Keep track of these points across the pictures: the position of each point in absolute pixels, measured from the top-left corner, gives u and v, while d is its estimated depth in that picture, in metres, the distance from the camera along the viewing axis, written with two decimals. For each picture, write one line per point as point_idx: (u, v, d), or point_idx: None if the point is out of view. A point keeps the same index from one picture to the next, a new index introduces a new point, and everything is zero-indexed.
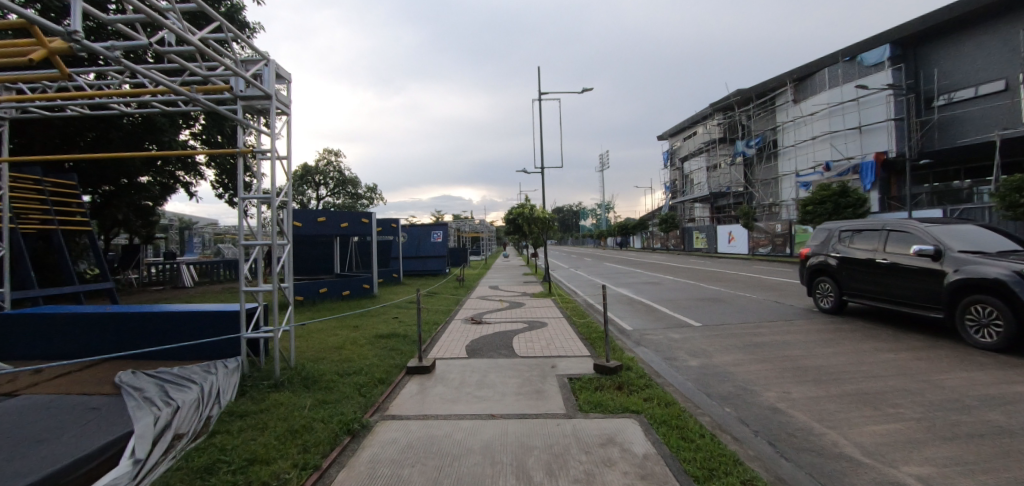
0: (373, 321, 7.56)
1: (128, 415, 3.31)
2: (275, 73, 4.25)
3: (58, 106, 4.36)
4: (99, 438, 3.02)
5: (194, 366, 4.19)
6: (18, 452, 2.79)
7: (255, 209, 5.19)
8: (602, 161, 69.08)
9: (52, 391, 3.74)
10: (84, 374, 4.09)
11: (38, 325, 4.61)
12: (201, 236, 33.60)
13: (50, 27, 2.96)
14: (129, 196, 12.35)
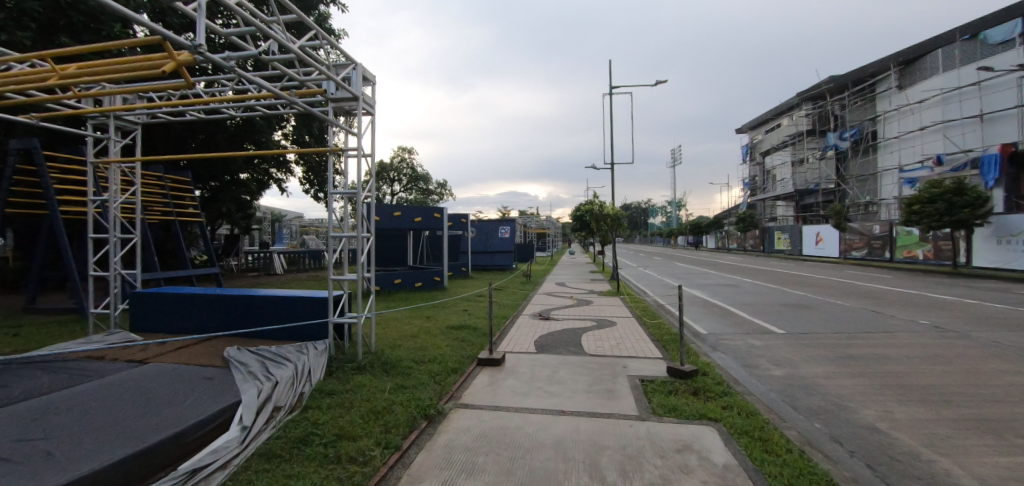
0: (445, 312, 7.83)
1: (236, 385, 3.73)
2: (362, 75, 4.46)
3: (180, 111, 4.88)
4: (217, 403, 3.46)
5: (289, 345, 4.57)
6: (154, 411, 3.26)
7: (340, 205, 5.45)
8: (673, 156, 66.17)
9: (175, 361, 4.23)
10: (200, 347, 4.59)
11: (163, 303, 5.26)
12: (291, 228, 36.78)
13: (180, 42, 3.29)
14: (233, 191, 13.70)
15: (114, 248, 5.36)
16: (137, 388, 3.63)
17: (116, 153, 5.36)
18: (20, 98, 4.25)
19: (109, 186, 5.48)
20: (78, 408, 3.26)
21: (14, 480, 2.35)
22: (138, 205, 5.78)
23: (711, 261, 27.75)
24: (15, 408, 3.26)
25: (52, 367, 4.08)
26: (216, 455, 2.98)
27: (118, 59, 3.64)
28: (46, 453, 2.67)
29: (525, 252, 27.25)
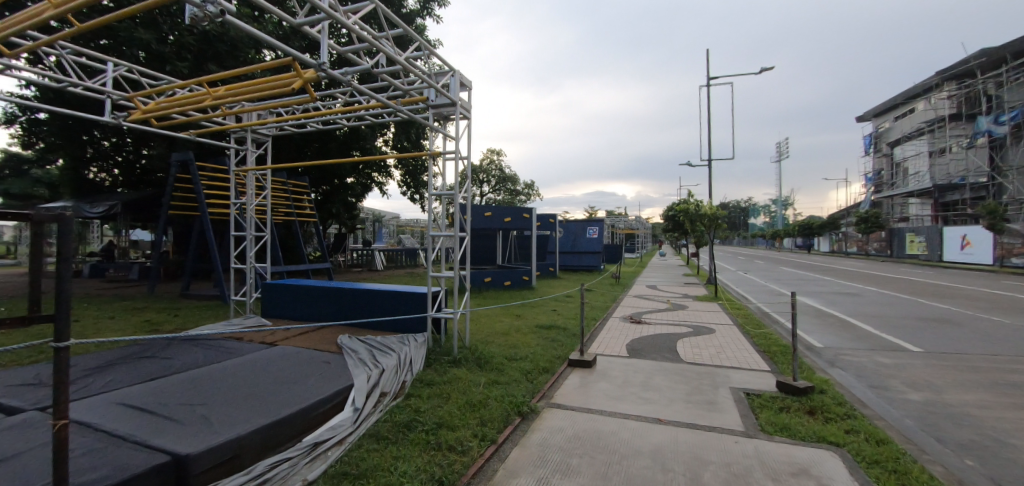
0: (535, 312, 7.93)
1: (350, 369, 4.11)
2: (460, 81, 4.64)
3: (303, 123, 5.47)
4: (334, 384, 3.85)
5: (393, 336, 4.92)
6: (284, 387, 3.72)
7: (435, 206, 5.68)
8: (779, 150, 60.35)
9: (299, 345, 4.76)
10: (318, 333, 5.11)
11: (288, 293, 5.94)
12: (389, 227, 39.84)
13: (307, 61, 3.64)
14: (342, 194, 15.06)
15: (249, 244, 6.16)
16: (270, 365, 4.19)
17: (252, 162, 6.15)
18: (182, 117, 5.03)
19: (246, 190, 6.34)
20: (225, 380, 3.82)
21: (184, 438, 2.88)
22: (268, 207, 6.59)
23: (824, 266, 24.88)
24: (183, 374, 3.95)
25: (205, 344, 4.81)
26: (333, 432, 3.38)
27: (254, 80, 4.14)
28: (206, 416, 3.21)
29: (612, 252, 26.63)
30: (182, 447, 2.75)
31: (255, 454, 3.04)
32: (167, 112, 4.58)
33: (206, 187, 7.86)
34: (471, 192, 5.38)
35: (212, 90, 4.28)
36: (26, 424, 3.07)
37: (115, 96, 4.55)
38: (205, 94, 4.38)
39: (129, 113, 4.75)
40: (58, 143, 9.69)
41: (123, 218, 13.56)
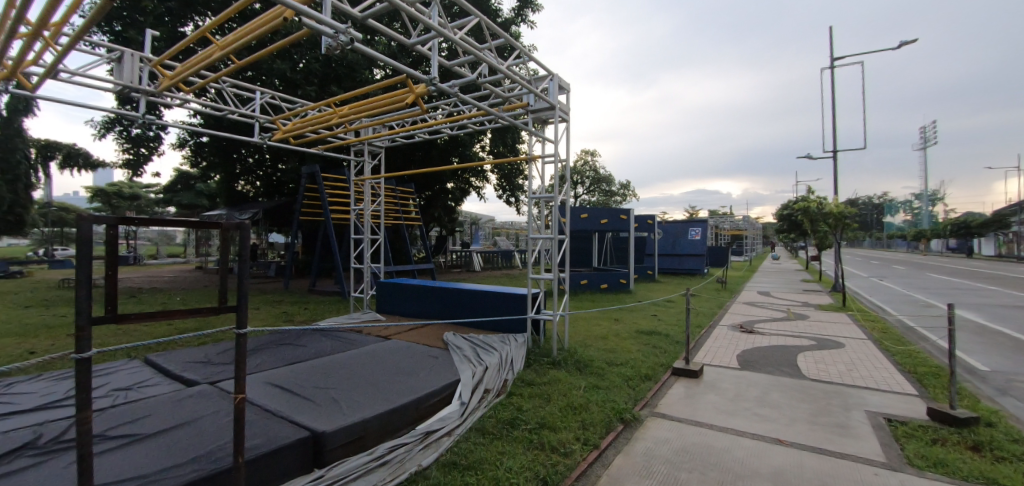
0: (635, 316, 7.75)
1: (457, 365, 4.37)
2: (559, 85, 4.69)
3: (412, 134, 5.92)
4: (443, 377, 4.11)
5: (495, 336, 5.14)
6: (400, 377, 4.08)
7: (531, 208, 5.73)
8: (925, 135, 51.11)
9: (411, 339, 5.20)
10: (427, 329, 5.53)
11: (399, 292, 6.51)
12: (485, 229, 41.48)
13: (419, 77, 3.88)
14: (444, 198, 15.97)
15: (366, 247, 6.88)
16: (386, 356, 4.62)
17: (368, 171, 6.80)
18: (313, 135, 5.73)
19: (363, 198, 7.05)
20: (351, 367, 4.30)
21: (319, 416, 3.33)
22: (381, 212, 7.27)
23: (990, 273, 20.62)
24: (316, 359, 4.53)
25: (332, 334, 5.46)
26: (443, 423, 3.65)
27: (370, 98, 4.57)
28: (335, 398, 3.65)
29: (717, 255, 24.79)
30: (318, 425, 3.19)
31: (375, 437, 3.41)
32: (302, 131, 5.22)
33: (330, 195, 8.91)
34: (571, 194, 5.34)
35: (337, 110, 4.82)
36: (202, 394, 3.72)
37: (262, 120, 5.31)
38: (331, 113, 4.95)
39: (272, 133, 5.53)
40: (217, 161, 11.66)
41: (263, 223, 15.92)
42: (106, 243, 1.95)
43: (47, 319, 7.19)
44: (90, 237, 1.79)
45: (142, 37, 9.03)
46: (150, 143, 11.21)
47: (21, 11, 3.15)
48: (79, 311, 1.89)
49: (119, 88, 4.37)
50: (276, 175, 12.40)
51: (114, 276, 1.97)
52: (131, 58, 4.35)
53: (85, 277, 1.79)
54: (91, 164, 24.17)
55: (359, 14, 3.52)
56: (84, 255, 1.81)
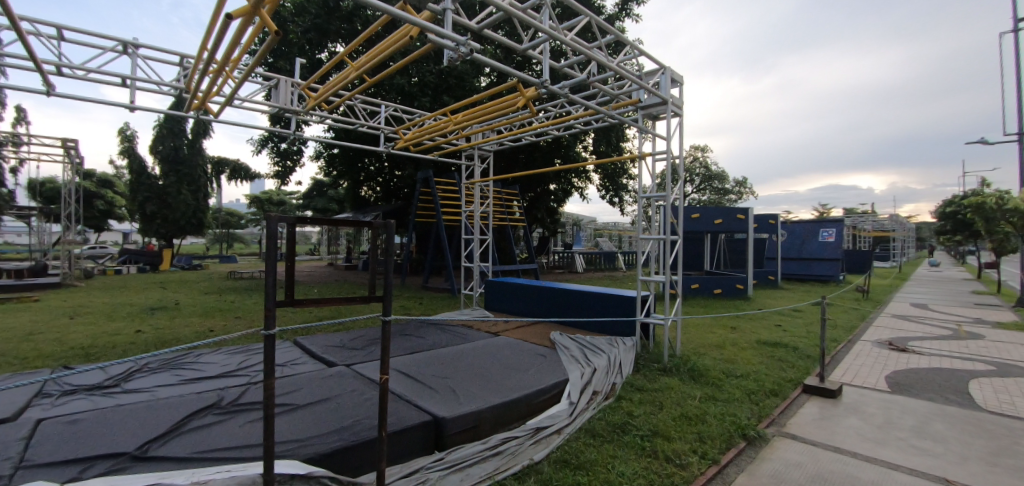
0: (755, 325, 7.16)
1: (565, 365, 4.42)
2: (670, 78, 4.60)
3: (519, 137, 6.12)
4: (552, 376, 4.19)
5: (603, 339, 5.12)
6: (511, 372, 4.25)
7: (639, 209, 5.52)
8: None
9: (520, 335, 5.43)
10: (535, 326, 5.75)
11: (505, 291, 6.80)
12: (583, 230, 41.15)
13: (531, 81, 4.03)
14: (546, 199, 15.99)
15: (476, 247, 7.35)
16: (496, 351, 4.84)
17: (478, 174, 7.20)
18: (430, 142, 6.22)
19: (473, 200, 7.48)
20: (466, 359, 4.58)
21: (439, 403, 3.60)
22: (488, 213, 7.67)
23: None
24: (434, 349, 4.89)
25: (447, 326, 5.86)
26: (553, 420, 3.70)
27: (481, 105, 4.81)
28: (453, 387, 3.89)
29: (856, 261, 21.50)
30: (438, 411, 3.44)
31: (489, 427, 3.58)
32: (420, 139, 5.69)
33: (440, 199, 9.62)
34: (686, 195, 5.01)
35: (452, 118, 5.16)
36: (340, 375, 4.21)
37: (387, 131, 5.87)
38: (446, 122, 5.31)
39: (395, 142, 6.11)
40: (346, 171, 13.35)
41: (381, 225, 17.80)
42: (288, 240, 2.35)
43: (225, 304, 8.81)
44: (276, 234, 2.16)
45: (292, 65, 10.67)
46: (296, 157, 13.10)
47: (211, 52, 3.85)
48: (268, 294, 2.28)
49: (276, 110, 5.10)
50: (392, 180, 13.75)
51: (292, 267, 2.34)
52: (284, 84, 5.07)
53: (271, 268, 2.17)
54: (249, 176, 28.98)
55: (476, 26, 3.74)
56: (272, 249, 2.19)
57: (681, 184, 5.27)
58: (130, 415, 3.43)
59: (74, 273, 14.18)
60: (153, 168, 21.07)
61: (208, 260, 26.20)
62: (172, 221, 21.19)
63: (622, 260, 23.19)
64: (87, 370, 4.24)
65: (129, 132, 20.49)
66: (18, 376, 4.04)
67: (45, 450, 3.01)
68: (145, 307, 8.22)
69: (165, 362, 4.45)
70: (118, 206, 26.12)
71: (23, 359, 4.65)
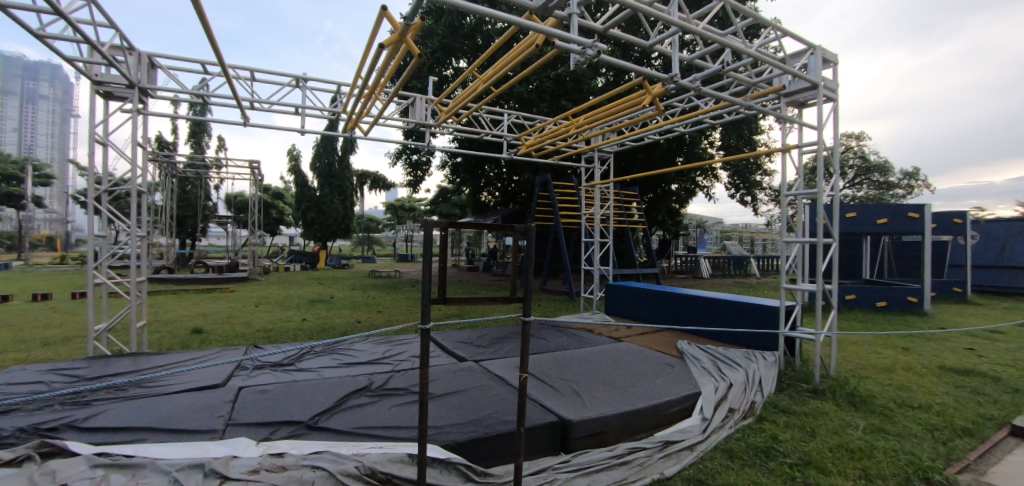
0: (942, 348, 5.98)
1: (697, 379, 4.33)
2: (821, 59, 4.47)
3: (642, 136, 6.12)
4: (680, 390, 4.08)
5: (739, 352, 5.01)
6: (640, 382, 4.24)
7: (782, 209, 4.98)
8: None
9: (643, 343, 5.58)
10: (657, 335, 5.91)
11: (632, 297, 7.12)
12: (707, 233, 38.49)
13: (659, 76, 4.11)
14: (667, 199, 15.36)
15: (596, 251, 7.54)
16: (622, 358, 4.86)
17: (598, 176, 7.39)
18: (550, 146, 6.48)
19: (594, 202, 7.60)
20: (592, 364, 4.70)
21: (566, 405, 3.66)
22: (609, 217, 7.78)
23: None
24: (558, 349, 5.08)
25: (567, 329, 6.00)
26: (683, 435, 3.55)
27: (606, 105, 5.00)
28: (578, 391, 3.96)
29: None
30: (564, 413, 3.48)
31: (616, 434, 3.54)
32: (541, 145, 5.99)
33: (559, 203, 9.90)
34: (844, 191, 4.42)
35: (574, 120, 5.42)
36: (469, 369, 4.49)
37: (508, 137, 6.12)
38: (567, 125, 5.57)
39: (517, 149, 6.40)
40: (467, 178, 14.42)
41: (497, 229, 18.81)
42: (439, 242, 2.52)
43: (369, 299, 10.02)
44: (430, 238, 2.35)
45: (423, 83, 11.90)
46: (421, 173, 14.53)
47: (364, 79, 4.39)
48: (424, 292, 2.48)
49: (413, 125, 5.65)
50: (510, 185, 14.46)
51: (444, 268, 2.53)
52: (419, 101, 5.57)
53: (427, 270, 2.37)
54: (383, 185, 32.61)
55: (603, 27, 3.72)
56: (428, 252, 2.36)
57: (834, 178, 4.76)
58: (303, 391, 4.04)
59: (257, 269, 17.44)
60: (313, 181, 24.97)
61: (354, 260, 30.13)
62: (325, 226, 24.70)
63: (755, 266, 21.13)
64: (270, 349, 5.11)
65: (297, 151, 24.59)
66: (225, 350, 5.03)
67: (243, 413, 3.68)
68: (313, 299, 9.75)
69: (327, 348, 5.17)
70: (286, 214, 31.43)
71: (231, 336, 5.84)
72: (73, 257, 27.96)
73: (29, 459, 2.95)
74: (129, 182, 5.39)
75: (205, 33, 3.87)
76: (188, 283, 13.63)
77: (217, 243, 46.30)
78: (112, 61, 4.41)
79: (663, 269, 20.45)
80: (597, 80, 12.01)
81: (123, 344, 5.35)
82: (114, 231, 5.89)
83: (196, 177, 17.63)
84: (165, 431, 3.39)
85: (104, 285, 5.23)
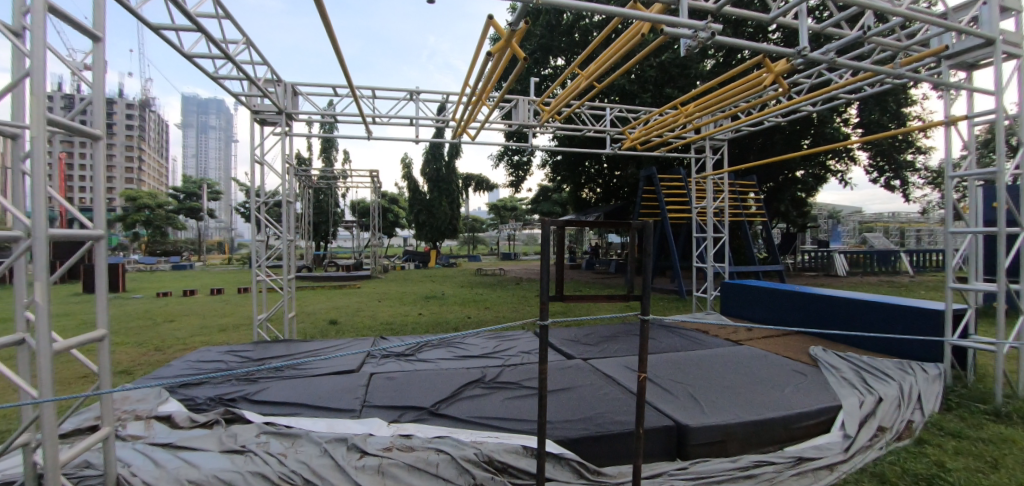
0: None
1: (837, 390, 3.91)
2: (999, 8, 3.72)
3: (761, 119, 5.68)
4: (816, 402, 3.68)
5: (889, 361, 4.46)
6: (766, 390, 3.94)
7: (948, 194, 4.16)
8: None
9: (765, 348, 5.26)
10: (781, 341, 5.51)
11: (757, 297, 6.70)
12: (841, 225, 33.68)
13: (785, 52, 3.71)
14: (792, 188, 13.82)
15: (710, 247, 7.12)
16: (743, 367, 4.57)
17: (711, 166, 7.00)
18: (657, 139, 6.31)
19: (707, 195, 7.18)
20: (710, 370, 4.49)
21: (682, 409, 3.50)
22: (725, 210, 7.29)
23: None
24: (671, 353, 5.05)
25: (681, 330, 5.86)
26: (820, 453, 3.18)
27: (714, 92, 4.85)
28: (695, 396, 3.79)
29: None
30: (681, 417, 3.32)
31: (740, 445, 3.28)
32: (647, 137, 5.90)
33: (665, 197, 9.49)
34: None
35: (681, 110, 5.35)
36: (577, 368, 4.54)
37: (611, 131, 6.00)
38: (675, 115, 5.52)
39: (621, 143, 6.33)
40: (567, 176, 14.46)
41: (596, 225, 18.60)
42: (557, 240, 2.56)
43: (478, 296, 10.55)
44: (549, 235, 2.39)
45: (522, 85, 12.22)
46: (523, 172, 15.05)
47: (473, 86, 4.64)
48: (543, 288, 2.53)
49: (516, 127, 5.85)
50: (611, 181, 14.20)
51: (561, 266, 2.57)
52: (522, 103, 5.73)
53: (546, 266, 2.40)
54: (484, 186, 34.10)
55: (716, 5, 3.44)
56: (547, 248, 2.38)
57: (1021, 151, 3.86)
58: (424, 380, 4.43)
59: (377, 268, 19.46)
60: (423, 186, 27.02)
61: (459, 259, 31.94)
62: (434, 227, 26.63)
63: (907, 262, 17.93)
64: (394, 340, 5.67)
65: (409, 159, 26.82)
66: (357, 340, 5.69)
67: (375, 396, 4.13)
68: (429, 295, 10.57)
69: (445, 341, 5.60)
70: (401, 217, 34.52)
71: (360, 327, 6.60)
72: (241, 258, 33.93)
73: (218, 423, 3.66)
74: (281, 194, 6.35)
75: (339, 58, 4.37)
76: (324, 280, 15.70)
77: (345, 245, 52.68)
78: (266, 93, 5.22)
79: (786, 266, 18.41)
80: (704, 63, 11.20)
81: (278, 331, 6.33)
82: (271, 236, 6.99)
83: (327, 187, 20.19)
84: (313, 407, 3.94)
85: (264, 282, 6.24)
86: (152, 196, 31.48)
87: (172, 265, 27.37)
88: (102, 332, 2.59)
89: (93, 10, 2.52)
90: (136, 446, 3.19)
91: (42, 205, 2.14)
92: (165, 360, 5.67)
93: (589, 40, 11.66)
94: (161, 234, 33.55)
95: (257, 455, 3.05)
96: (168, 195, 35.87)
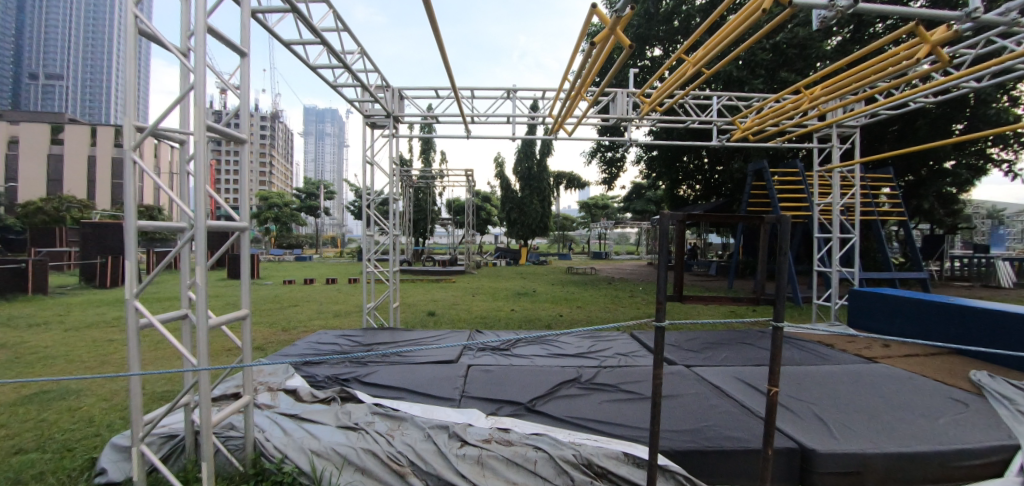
0: None
1: (1011, 422, 3.22)
2: None
3: (904, 100, 4.84)
4: (982, 437, 3.04)
5: None
6: (912, 418, 3.36)
7: None
8: None
9: (908, 368, 4.52)
10: (929, 361, 4.68)
11: (895, 308, 5.79)
12: (1007, 227, 27.88)
13: (952, 14, 3.08)
14: (938, 181, 11.76)
15: (836, 248, 6.26)
16: (881, 389, 3.96)
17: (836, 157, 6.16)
18: (773, 129, 5.68)
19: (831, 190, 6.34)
20: (839, 389, 3.96)
21: (806, 430, 3.11)
22: (855, 206, 6.38)
23: None
24: (788, 366, 4.53)
25: (801, 345, 5.27)
26: None
27: (844, 72, 4.23)
28: (821, 418, 3.33)
29: None
30: (806, 440, 2.93)
31: (880, 477, 2.80)
32: (761, 127, 5.37)
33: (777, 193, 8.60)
34: None
35: (805, 94, 4.74)
36: (678, 376, 4.28)
37: (718, 122, 5.55)
38: (797, 100, 4.92)
39: (729, 134, 5.80)
40: (662, 172, 13.75)
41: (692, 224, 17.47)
42: (676, 237, 2.31)
43: (570, 294, 10.48)
44: (667, 232, 2.13)
45: (621, 77, 11.90)
46: (614, 168, 14.65)
47: (573, 81, 4.54)
48: (658, 289, 2.30)
49: (614, 121, 5.69)
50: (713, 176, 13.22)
51: (680, 267, 2.33)
52: (621, 96, 5.57)
53: (662, 266, 2.14)
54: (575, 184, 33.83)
55: None
56: (663, 251, 2.14)
57: None
58: (518, 375, 4.48)
59: (470, 263, 20.23)
60: (514, 184, 27.61)
61: (549, 256, 32.06)
62: (525, 225, 27.00)
63: None
64: (488, 335, 5.82)
65: (502, 158, 27.52)
66: (454, 332, 5.94)
67: (471, 387, 4.26)
68: (520, 292, 10.67)
69: (538, 339, 5.61)
70: (493, 215, 35.63)
71: (456, 321, 6.87)
72: (350, 251, 37.52)
73: (333, 400, 4.00)
74: (386, 192, 6.84)
75: (447, 60, 4.57)
76: (423, 274, 16.74)
77: (438, 240, 55.65)
78: (377, 98, 5.64)
79: (929, 274, 15.68)
80: (826, 41, 9.93)
81: (384, 319, 6.83)
82: (379, 232, 7.58)
83: (426, 186, 21.46)
84: (415, 392, 4.17)
85: (371, 273, 6.79)
86: (280, 195, 36.27)
87: (296, 256, 31.06)
88: (245, 312, 2.92)
89: (241, 30, 2.88)
90: (269, 414, 3.61)
91: (201, 200, 2.42)
92: (290, 340, 6.40)
93: (691, 26, 10.97)
94: (287, 229, 38.35)
95: (368, 433, 3.27)
96: (293, 195, 40.95)
